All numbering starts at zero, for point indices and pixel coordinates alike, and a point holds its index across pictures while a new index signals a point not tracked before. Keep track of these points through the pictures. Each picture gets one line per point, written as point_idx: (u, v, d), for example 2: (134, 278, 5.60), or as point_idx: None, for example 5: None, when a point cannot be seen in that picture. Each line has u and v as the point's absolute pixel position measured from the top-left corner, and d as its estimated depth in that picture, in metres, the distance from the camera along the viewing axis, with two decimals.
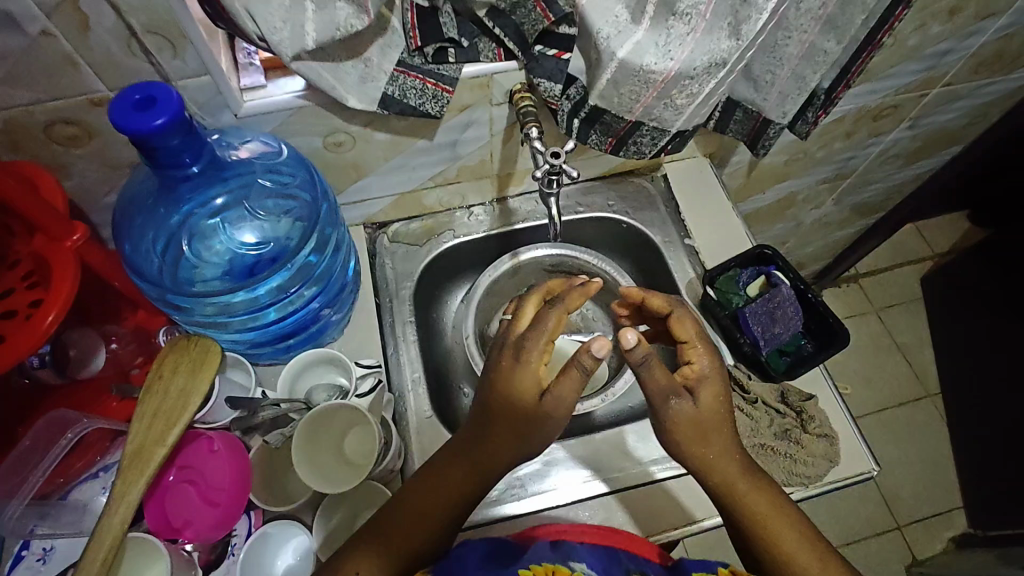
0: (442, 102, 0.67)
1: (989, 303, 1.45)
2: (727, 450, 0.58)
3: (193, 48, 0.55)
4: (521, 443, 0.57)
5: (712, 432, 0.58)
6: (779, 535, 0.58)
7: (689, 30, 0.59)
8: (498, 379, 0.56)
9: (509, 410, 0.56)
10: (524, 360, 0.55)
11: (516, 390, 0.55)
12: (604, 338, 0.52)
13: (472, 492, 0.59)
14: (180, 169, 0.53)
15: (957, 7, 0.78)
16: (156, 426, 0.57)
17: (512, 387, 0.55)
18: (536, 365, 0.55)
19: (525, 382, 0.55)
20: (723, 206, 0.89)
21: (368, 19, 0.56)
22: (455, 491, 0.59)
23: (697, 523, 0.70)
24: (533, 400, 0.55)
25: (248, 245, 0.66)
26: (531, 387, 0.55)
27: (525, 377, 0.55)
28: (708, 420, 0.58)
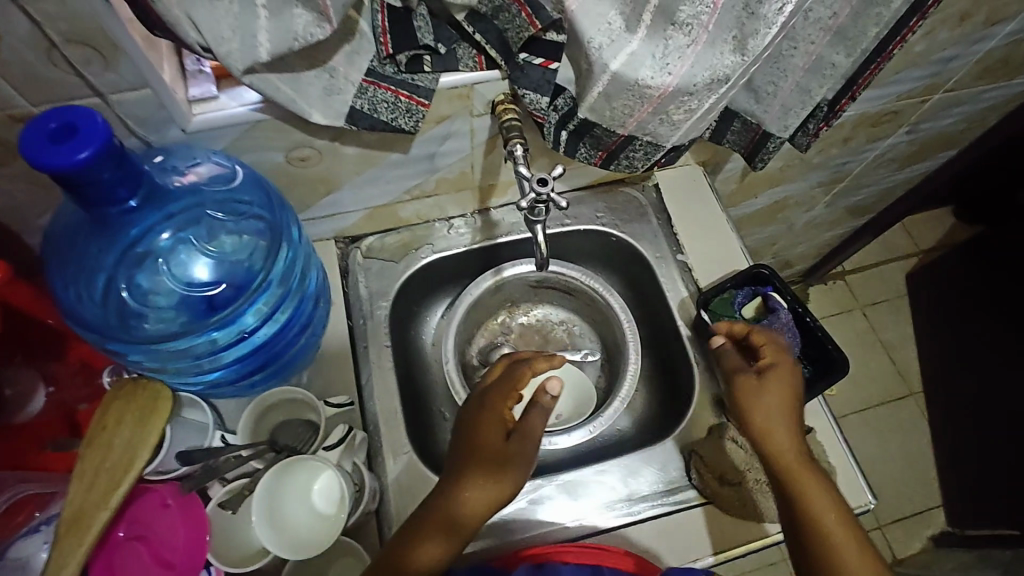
0: (416, 116, 0.61)
1: (976, 304, 1.45)
2: (787, 429, 0.63)
3: (128, 59, 0.48)
4: (493, 486, 0.56)
5: (774, 409, 0.63)
6: (828, 523, 0.59)
7: (689, 42, 0.54)
8: (471, 415, 0.61)
9: (477, 450, 0.58)
10: (490, 397, 0.61)
11: (483, 424, 0.59)
12: (558, 379, 0.59)
13: (484, 512, 0.56)
14: (116, 205, 0.46)
15: (967, 13, 0.73)
16: (97, 487, 0.51)
17: (479, 421, 0.59)
18: (503, 402, 0.60)
19: (490, 415, 0.60)
20: (717, 218, 0.84)
21: (330, 28, 0.48)
22: (473, 507, 0.56)
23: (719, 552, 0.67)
24: (500, 432, 0.59)
25: (201, 279, 0.60)
26: (499, 426, 0.59)
27: (489, 418, 0.59)
28: (775, 401, 0.64)
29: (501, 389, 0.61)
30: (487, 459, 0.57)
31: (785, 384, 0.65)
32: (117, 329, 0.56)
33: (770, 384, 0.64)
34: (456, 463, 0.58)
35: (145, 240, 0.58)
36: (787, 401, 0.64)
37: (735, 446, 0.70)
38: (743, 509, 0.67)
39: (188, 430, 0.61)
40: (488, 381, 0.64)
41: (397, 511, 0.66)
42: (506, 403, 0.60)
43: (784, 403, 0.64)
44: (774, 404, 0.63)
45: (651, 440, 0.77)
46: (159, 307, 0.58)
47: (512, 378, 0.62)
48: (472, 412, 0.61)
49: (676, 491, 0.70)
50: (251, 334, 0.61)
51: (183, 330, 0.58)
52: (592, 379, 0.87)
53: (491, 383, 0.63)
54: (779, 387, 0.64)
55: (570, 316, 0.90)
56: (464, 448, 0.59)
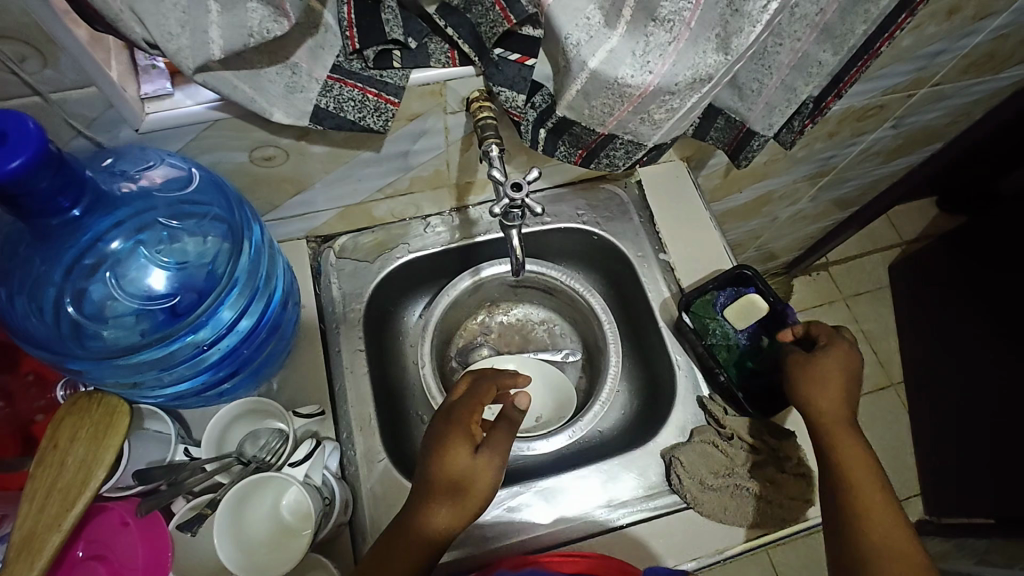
0: (385, 115, 0.58)
1: None
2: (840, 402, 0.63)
3: (68, 55, 0.45)
4: (478, 465, 0.56)
5: (828, 380, 0.64)
6: (867, 501, 0.58)
7: (670, 39, 0.51)
8: (440, 416, 0.60)
9: (445, 449, 0.56)
10: (455, 405, 0.60)
11: (447, 424, 0.58)
12: (527, 393, 0.58)
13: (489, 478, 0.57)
14: (59, 215, 0.44)
15: (956, 7, 0.71)
16: (49, 508, 0.49)
17: (444, 423, 0.58)
18: (466, 411, 0.58)
19: (453, 418, 0.58)
20: (700, 215, 0.82)
21: (288, 23, 0.45)
22: (478, 467, 0.56)
23: (738, 544, 0.66)
24: (466, 430, 0.57)
25: (157, 286, 0.57)
26: (465, 434, 0.57)
27: (455, 425, 0.58)
28: (830, 373, 0.64)
29: (466, 398, 0.60)
30: (457, 440, 0.56)
31: (844, 362, 0.65)
32: (70, 340, 0.53)
33: (827, 362, 0.64)
34: (430, 447, 0.57)
35: (95, 250, 0.55)
36: (845, 380, 0.64)
37: (716, 450, 0.69)
38: (724, 515, 0.66)
39: (148, 444, 0.59)
40: (449, 395, 0.63)
41: (372, 522, 0.64)
42: (471, 410, 0.59)
43: (842, 377, 0.64)
44: (829, 376, 0.64)
45: (632, 444, 0.75)
46: (117, 315, 0.56)
47: (477, 392, 0.61)
48: (441, 413, 0.60)
49: (657, 496, 0.69)
50: (217, 340, 0.58)
51: (143, 338, 0.55)
52: (573, 380, 0.85)
53: (454, 396, 0.62)
54: (838, 366, 0.64)
55: (551, 316, 0.89)
56: (432, 442, 0.58)
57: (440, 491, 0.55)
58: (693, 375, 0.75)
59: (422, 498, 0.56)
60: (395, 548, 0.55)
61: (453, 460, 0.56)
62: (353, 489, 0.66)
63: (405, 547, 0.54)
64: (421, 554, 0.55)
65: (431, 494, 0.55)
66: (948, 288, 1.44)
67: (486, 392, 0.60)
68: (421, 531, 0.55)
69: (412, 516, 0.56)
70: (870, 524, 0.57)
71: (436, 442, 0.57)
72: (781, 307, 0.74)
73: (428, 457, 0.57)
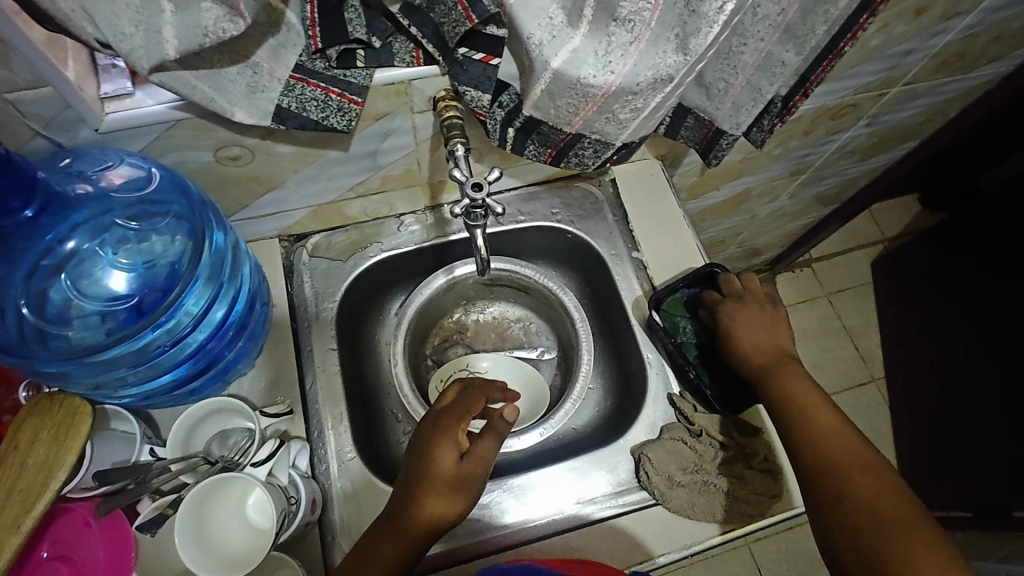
0: (350, 115, 0.58)
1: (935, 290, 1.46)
2: (754, 336, 0.69)
3: (21, 55, 0.44)
4: (467, 467, 0.57)
5: (745, 321, 0.70)
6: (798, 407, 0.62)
7: (631, 39, 0.51)
8: (431, 416, 0.62)
9: (434, 448, 0.57)
10: (447, 405, 0.62)
11: (438, 423, 0.60)
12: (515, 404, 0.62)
13: (474, 475, 0.57)
14: (10, 215, 0.44)
15: (924, 6, 0.72)
16: (8, 510, 0.48)
17: (434, 423, 0.60)
18: (457, 412, 0.60)
19: (445, 416, 0.60)
20: (673, 214, 0.83)
21: (244, 23, 0.45)
22: (467, 465, 0.57)
23: (715, 536, 0.66)
24: (457, 428, 0.59)
25: (120, 286, 0.57)
26: (454, 439, 0.58)
27: (446, 423, 0.59)
28: (746, 316, 0.70)
29: (457, 400, 0.62)
30: (448, 437, 0.58)
31: (754, 316, 0.70)
32: (34, 341, 0.54)
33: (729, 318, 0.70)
34: (419, 450, 0.58)
35: (54, 252, 0.56)
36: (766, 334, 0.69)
37: (684, 447, 0.70)
38: (690, 510, 0.67)
39: (111, 443, 0.57)
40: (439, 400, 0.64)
41: (341, 521, 0.64)
42: (462, 409, 0.61)
43: (759, 324, 0.70)
44: (746, 323, 0.70)
45: (604, 440, 0.76)
46: (82, 316, 0.56)
47: (469, 396, 0.63)
48: (431, 415, 0.62)
49: (626, 493, 0.69)
50: (184, 339, 0.58)
51: (109, 337, 0.55)
52: (548, 377, 0.86)
53: (444, 399, 0.64)
54: (750, 319, 0.70)
55: (526, 313, 0.89)
56: (422, 441, 0.59)
57: (429, 483, 0.56)
58: (663, 373, 0.75)
59: (410, 490, 0.56)
60: (384, 538, 0.55)
61: (441, 455, 0.57)
62: (323, 488, 0.66)
63: (401, 538, 0.55)
64: (409, 544, 0.55)
65: (419, 487, 0.56)
66: (928, 285, 1.45)
67: (475, 397, 0.62)
68: (408, 522, 0.55)
69: (400, 508, 0.56)
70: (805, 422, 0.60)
71: (425, 443, 0.58)
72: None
73: (419, 454, 0.58)
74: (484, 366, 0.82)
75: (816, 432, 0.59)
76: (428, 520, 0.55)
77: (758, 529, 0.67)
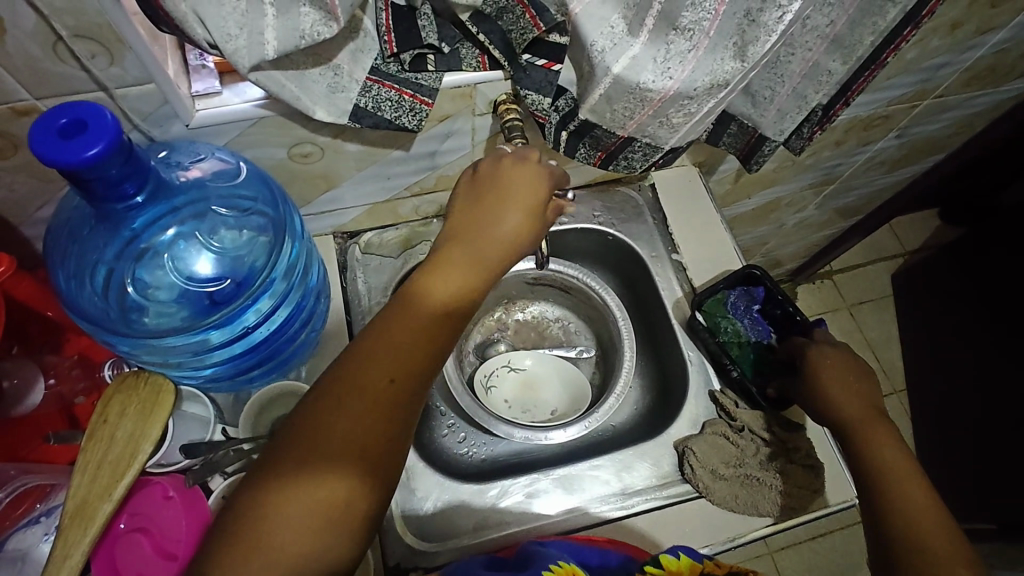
0: (420, 115, 0.61)
1: (941, 296, 1.49)
2: (845, 387, 0.67)
3: (134, 53, 0.48)
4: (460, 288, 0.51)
5: (832, 370, 0.68)
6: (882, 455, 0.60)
7: (690, 47, 0.54)
8: (366, 348, 0.47)
9: (407, 323, 0.48)
10: (445, 258, 0.52)
11: (404, 339, 0.48)
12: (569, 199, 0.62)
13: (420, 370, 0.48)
14: (123, 200, 0.47)
15: (959, 22, 0.75)
16: (101, 479, 0.52)
17: (404, 346, 0.47)
18: (476, 253, 0.53)
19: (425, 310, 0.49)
20: (710, 218, 0.86)
21: (337, 27, 0.49)
22: (410, 355, 0.47)
23: (761, 527, 0.69)
24: (443, 348, 0.49)
25: (201, 275, 0.60)
26: (529, 215, 0.55)
27: (529, 193, 0.55)
28: (833, 366, 0.69)
29: (472, 240, 0.53)
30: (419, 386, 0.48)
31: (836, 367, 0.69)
32: (119, 322, 0.57)
33: (820, 358, 0.70)
34: (354, 373, 0.46)
35: (146, 236, 0.57)
36: (847, 373, 0.68)
37: (726, 441, 0.72)
38: (734, 503, 0.69)
39: (190, 423, 0.61)
40: (456, 193, 0.58)
41: (398, 502, 0.68)
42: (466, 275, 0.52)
43: (844, 377, 0.68)
44: (833, 376, 0.68)
45: (645, 436, 0.78)
46: (160, 301, 0.58)
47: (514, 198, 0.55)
48: (377, 330, 0.48)
49: (669, 485, 0.71)
50: (254, 328, 0.62)
51: (184, 324, 0.58)
52: (587, 375, 0.88)
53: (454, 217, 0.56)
54: (840, 372, 0.68)
55: (565, 313, 0.92)
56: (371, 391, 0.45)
57: (379, 468, 0.45)
58: (706, 372, 0.77)
59: (356, 417, 0.45)
60: (298, 525, 0.42)
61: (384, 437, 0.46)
62: None
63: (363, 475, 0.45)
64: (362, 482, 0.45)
65: (363, 483, 0.45)
66: (950, 300, 1.47)
67: (522, 227, 0.55)
68: (345, 515, 0.44)
69: (330, 496, 0.43)
70: (890, 477, 0.57)
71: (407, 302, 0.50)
72: (803, 320, 0.77)
73: (371, 411, 0.45)
74: (527, 364, 0.87)
75: (897, 486, 0.56)
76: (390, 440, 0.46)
77: (803, 521, 0.69)
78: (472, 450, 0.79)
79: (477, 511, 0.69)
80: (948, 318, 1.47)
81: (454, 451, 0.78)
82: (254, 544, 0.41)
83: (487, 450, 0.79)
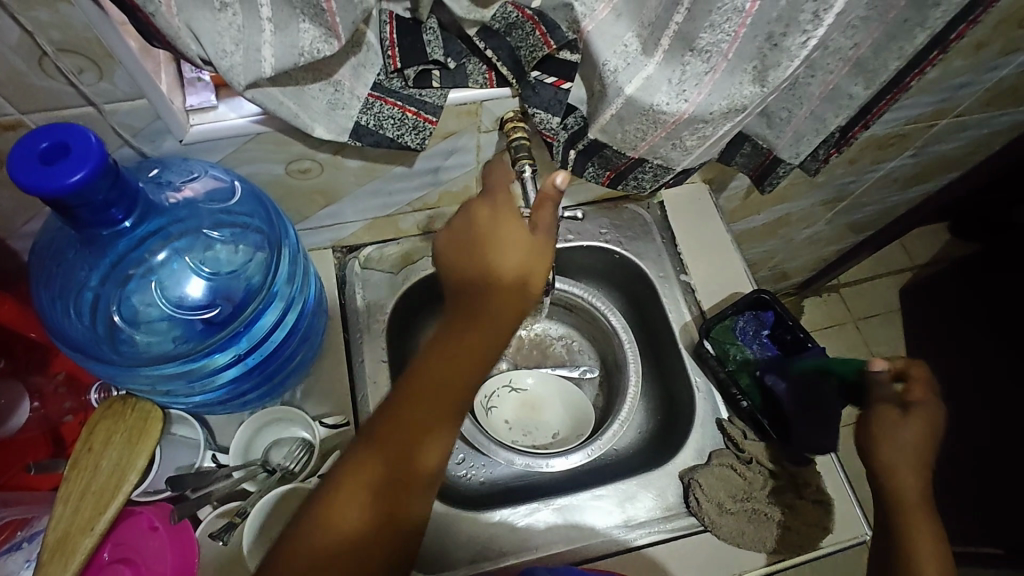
0: (423, 133, 0.58)
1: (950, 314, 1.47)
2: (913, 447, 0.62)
3: (124, 68, 0.46)
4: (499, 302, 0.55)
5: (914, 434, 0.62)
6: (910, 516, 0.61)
7: (707, 69, 0.52)
8: (429, 355, 0.55)
9: (459, 335, 0.55)
10: (488, 270, 0.55)
11: (454, 347, 0.55)
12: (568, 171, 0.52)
13: (467, 372, 0.55)
14: (110, 226, 0.45)
15: (984, 42, 0.72)
16: (83, 511, 0.51)
17: (450, 353, 0.55)
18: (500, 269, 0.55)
19: (480, 326, 0.55)
20: (721, 238, 0.83)
21: (338, 44, 0.47)
22: (460, 361, 0.55)
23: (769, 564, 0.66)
24: (486, 352, 0.56)
25: (191, 297, 0.58)
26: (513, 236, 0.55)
27: (494, 220, 0.56)
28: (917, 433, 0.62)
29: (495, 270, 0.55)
30: (451, 403, 0.54)
31: (920, 427, 0.62)
32: (106, 343, 0.55)
33: (887, 416, 0.63)
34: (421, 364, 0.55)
35: (135, 257, 0.55)
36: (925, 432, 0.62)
37: (732, 473, 0.70)
38: (740, 539, 0.66)
39: (178, 447, 0.60)
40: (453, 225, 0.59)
41: None
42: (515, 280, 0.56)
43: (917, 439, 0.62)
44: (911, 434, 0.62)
45: (650, 464, 0.76)
46: (149, 322, 0.56)
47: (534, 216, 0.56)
48: (437, 339, 0.56)
49: (675, 518, 0.69)
50: (250, 351, 0.60)
51: (175, 347, 0.56)
52: (590, 396, 0.86)
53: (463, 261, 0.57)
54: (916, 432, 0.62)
55: (569, 331, 0.89)
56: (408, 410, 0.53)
57: (417, 451, 0.53)
58: (713, 399, 0.75)
59: (410, 410, 0.53)
60: (352, 512, 0.51)
61: (433, 431, 0.53)
62: None
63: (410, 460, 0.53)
64: (413, 467, 0.53)
65: (408, 467, 0.52)
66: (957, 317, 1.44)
67: (521, 256, 0.55)
68: (386, 489, 0.52)
69: (380, 476, 0.52)
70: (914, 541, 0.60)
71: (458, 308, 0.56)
72: (813, 346, 0.74)
73: (408, 422, 0.53)
74: (529, 383, 0.84)
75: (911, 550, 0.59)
76: (442, 430, 0.54)
77: (809, 558, 0.67)
78: (471, 472, 0.77)
79: (476, 538, 0.67)
80: (956, 337, 1.44)
81: (453, 473, 0.76)
82: (324, 519, 0.50)
83: (487, 472, 0.77)
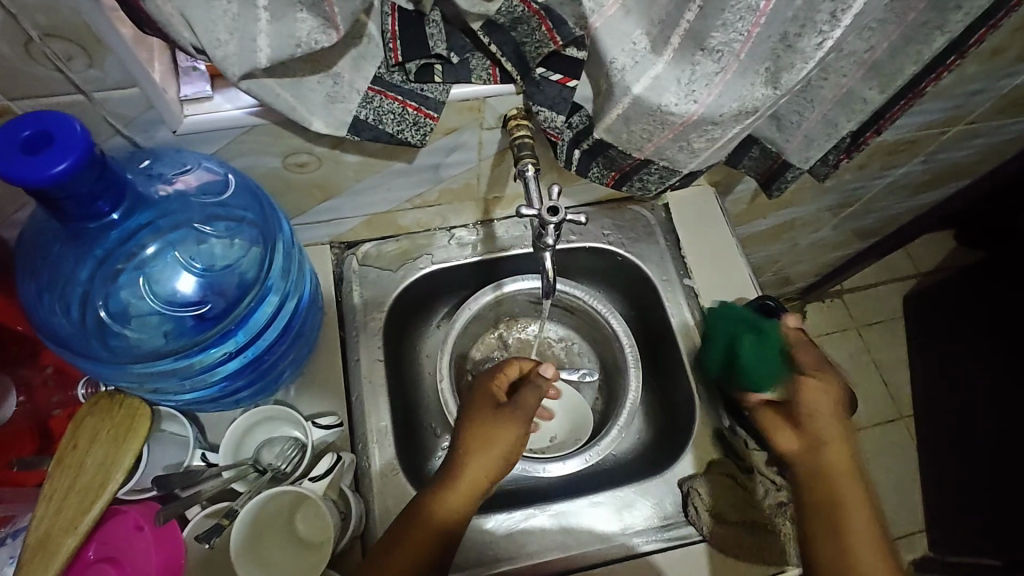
0: (424, 129, 0.57)
1: None
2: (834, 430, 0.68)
3: (116, 56, 0.44)
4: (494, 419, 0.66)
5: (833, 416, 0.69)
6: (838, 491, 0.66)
7: (717, 69, 0.50)
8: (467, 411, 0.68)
9: (478, 405, 0.67)
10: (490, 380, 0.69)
11: (480, 415, 0.66)
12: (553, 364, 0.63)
13: (493, 426, 0.65)
14: (97, 219, 0.44)
15: (1001, 48, 0.70)
16: (67, 510, 0.51)
17: (479, 412, 0.66)
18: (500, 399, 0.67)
19: (476, 411, 0.66)
20: (725, 241, 0.82)
21: (336, 35, 0.45)
22: (487, 419, 0.66)
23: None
24: (508, 424, 0.65)
25: (181, 292, 0.56)
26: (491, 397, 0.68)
27: (483, 381, 0.69)
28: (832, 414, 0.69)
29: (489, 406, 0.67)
30: (486, 448, 0.64)
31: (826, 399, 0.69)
32: (95, 338, 0.53)
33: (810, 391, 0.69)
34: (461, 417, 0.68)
35: (124, 250, 0.54)
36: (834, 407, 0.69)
37: (734, 484, 0.69)
38: (738, 551, 0.66)
39: (166, 445, 0.59)
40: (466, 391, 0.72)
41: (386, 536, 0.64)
42: (500, 419, 0.65)
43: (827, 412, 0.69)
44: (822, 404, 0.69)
45: (648, 471, 0.75)
46: (139, 315, 0.55)
47: (514, 403, 0.66)
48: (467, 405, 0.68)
49: (671, 527, 0.68)
50: (243, 348, 0.58)
51: (165, 343, 0.55)
52: (589, 400, 0.85)
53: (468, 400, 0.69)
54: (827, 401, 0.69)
55: (569, 333, 0.88)
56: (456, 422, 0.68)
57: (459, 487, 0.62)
58: (714, 408, 0.73)
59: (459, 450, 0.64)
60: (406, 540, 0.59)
61: (472, 469, 0.63)
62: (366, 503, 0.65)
63: (452, 491, 0.62)
64: (458, 500, 0.62)
65: (450, 497, 0.62)
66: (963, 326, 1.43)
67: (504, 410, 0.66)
68: (436, 518, 0.60)
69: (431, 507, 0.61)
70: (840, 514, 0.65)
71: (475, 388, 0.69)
72: None
73: (467, 446, 0.64)
74: None
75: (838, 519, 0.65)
76: (481, 466, 0.63)
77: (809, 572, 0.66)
78: None
79: (469, 543, 0.66)
80: None
81: None
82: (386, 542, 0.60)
83: None
